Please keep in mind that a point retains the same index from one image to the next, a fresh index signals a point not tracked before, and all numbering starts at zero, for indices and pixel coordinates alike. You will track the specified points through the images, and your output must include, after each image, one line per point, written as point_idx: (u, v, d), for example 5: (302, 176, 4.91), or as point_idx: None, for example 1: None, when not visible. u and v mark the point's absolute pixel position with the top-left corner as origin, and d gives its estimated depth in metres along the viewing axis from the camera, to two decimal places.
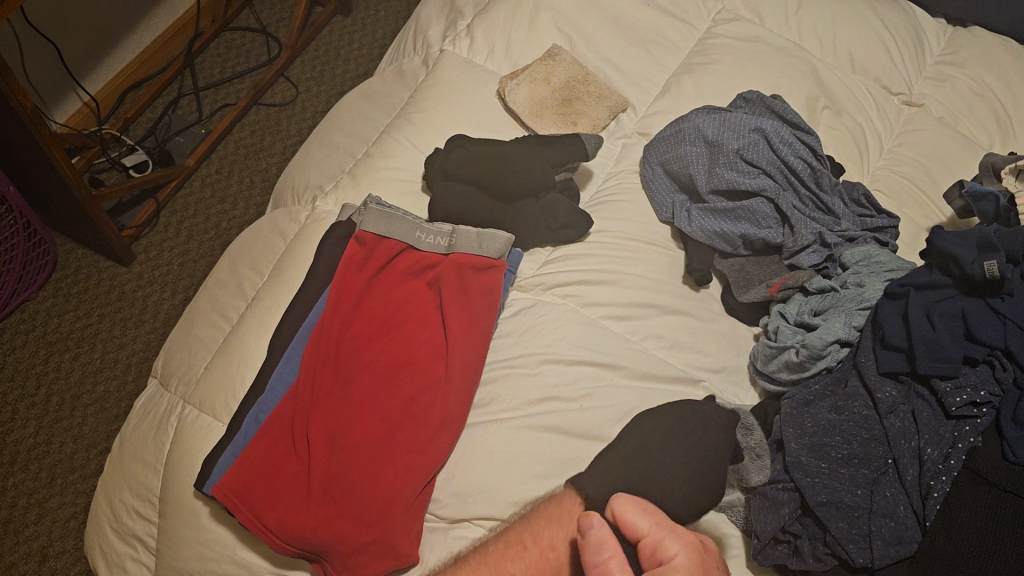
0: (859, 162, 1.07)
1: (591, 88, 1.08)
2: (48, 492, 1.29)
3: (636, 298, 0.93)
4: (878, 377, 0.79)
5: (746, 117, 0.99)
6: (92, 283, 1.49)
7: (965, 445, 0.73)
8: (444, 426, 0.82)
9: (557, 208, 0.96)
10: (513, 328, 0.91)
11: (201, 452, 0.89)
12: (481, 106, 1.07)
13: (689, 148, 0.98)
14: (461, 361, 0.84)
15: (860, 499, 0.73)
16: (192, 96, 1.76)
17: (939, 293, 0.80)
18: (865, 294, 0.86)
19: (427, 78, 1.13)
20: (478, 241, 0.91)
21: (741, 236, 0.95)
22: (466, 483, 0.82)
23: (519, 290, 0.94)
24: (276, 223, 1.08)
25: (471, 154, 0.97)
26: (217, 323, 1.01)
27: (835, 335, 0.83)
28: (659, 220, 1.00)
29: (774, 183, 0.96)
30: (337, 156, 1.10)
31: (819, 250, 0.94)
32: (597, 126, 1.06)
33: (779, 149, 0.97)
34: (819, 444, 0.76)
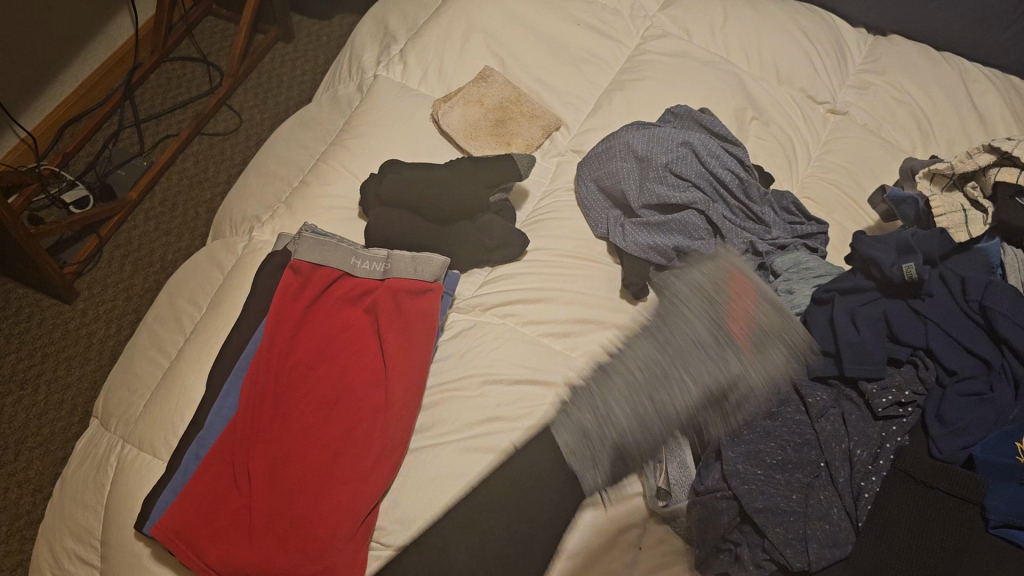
0: (788, 170, 1.09)
1: (524, 109, 1.10)
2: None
3: (577, 315, 0.94)
4: (809, 382, 0.81)
5: (674, 131, 1.00)
6: (34, 323, 1.47)
7: (892, 445, 0.75)
8: (387, 452, 0.82)
9: (493, 227, 0.97)
10: (454, 350, 0.92)
11: (142, 491, 0.88)
12: (416, 130, 1.08)
13: (620, 164, 0.99)
14: (401, 386, 0.84)
15: (795, 504, 0.74)
16: (133, 129, 1.75)
17: (863, 297, 0.82)
18: (794, 301, 0.90)
19: (361, 103, 1.13)
20: (414, 266, 0.91)
21: (674, 249, 0.96)
22: (412, 509, 0.82)
23: (458, 311, 0.95)
24: (214, 254, 1.07)
25: (404, 179, 0.97)
26: (156, 359, 1.00)
27: (768, 342, 0.86)
28: (595, 236, 1.01)
29: (704, 195, 0.98)
30: (274, 184, 1.10)
31: (751, 259, 0.97)
32: (532, 145, 1.07)
33: (707, 162, 0.99)
34: (755, 451, 0.78)
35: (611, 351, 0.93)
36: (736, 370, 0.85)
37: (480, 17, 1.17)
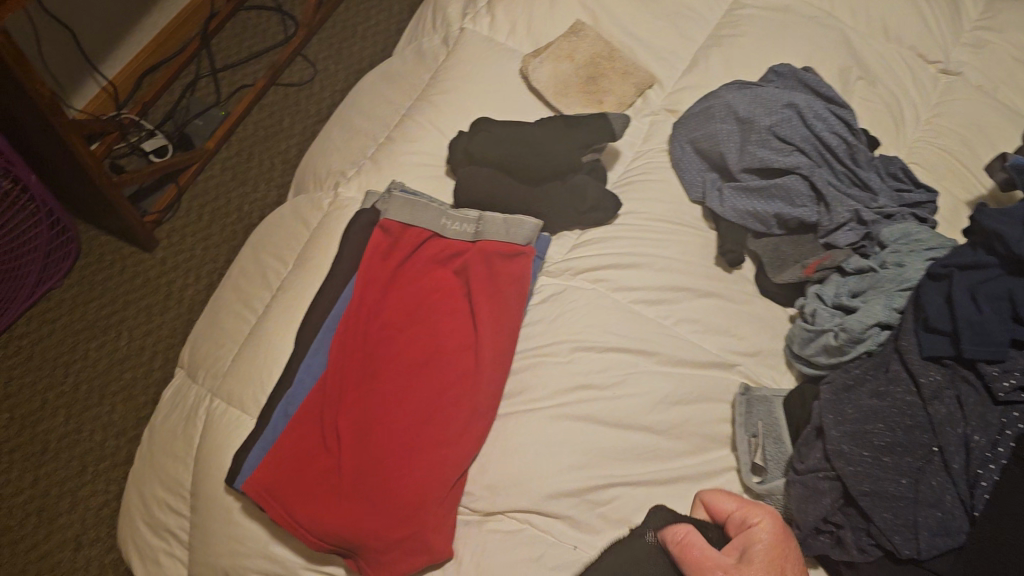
0: (895, 134, 1.03)
1: (616, 66, 1.06)
2: (79, 481, 1.29)
3: (668, 281, 0.93)
4: (922, 362, 0.76)
5: (778, 92, 0.95)
6: (116, 270, 1.49)
7: (1013, 432, 0.70)
8: (476, 416, 0.82)
9: (585, 189, 0.94)
10: (543, 315, 0.90)
11: (231, 446, 0.89)
12: (505, 86, 1.05)
13: (720, 126, 0.95)
14: (491, 351, 0.83)
15: (905, 489, 0.71)
16: (210, 78, 1.75)
17: (984, 273, 0.77)
18: (905, 274, 0.83)
19: (447, 58, 1.10)
20: (506, 228, 0.88)
21: (775, 216, 0.92)
22: (501, 475, 0.81)
23: (548, 275, 0.93)
24: (299, 210, 1.06)
25: (495, 137, 0.94)
26: (243, 314, 1.00)
27: (876, 317, 0.81)
28: (690, 200, 0.98)
29: (808, 160, 0.93)
30: (358, 140, 1.08)
31: (855, 228, 0.91)
32: (623, 103, 1.03)
33: (813, 125, 0.93)
34: (861, 432, 0.75)
35: (705, 321, 0.91)
36: (839, 345, 0.82)
37: None
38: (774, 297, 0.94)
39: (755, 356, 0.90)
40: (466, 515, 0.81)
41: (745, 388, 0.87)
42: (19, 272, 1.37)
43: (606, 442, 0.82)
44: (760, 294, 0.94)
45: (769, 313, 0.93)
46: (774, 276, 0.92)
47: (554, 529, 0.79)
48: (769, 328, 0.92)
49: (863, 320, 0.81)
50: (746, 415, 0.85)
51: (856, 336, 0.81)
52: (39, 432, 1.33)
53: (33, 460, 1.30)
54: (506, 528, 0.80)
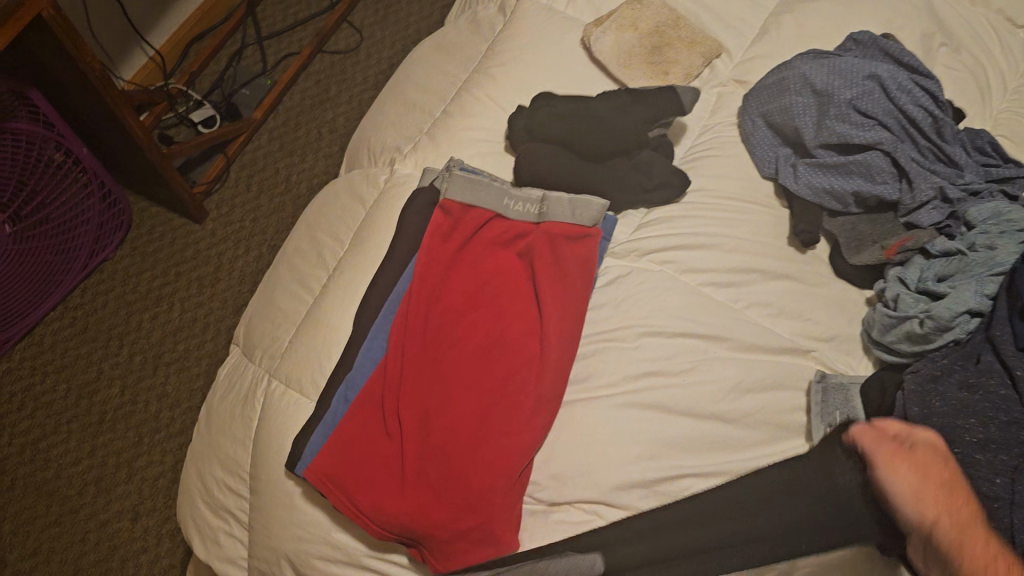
0: (981, 105, 0.97)
1: (682, 34, 1.01)
2: (137, 451, 1.30)
3: (739, 263, 0.89)
4: (1017, 352, 0.72)
5: (859, 62, 0.90)
6: (168, 242, 1.49)
7: None
8: (541, 404, 0.79)
9: (652, 166, 0.90)
10: (608, 298, 0.87)
11: (290, 429, 0.88)
12: (566, 58, 1.01)
13: (796, 99, 0.90)
14: (556, 337, 0.80)
15: (1000, 489, 0.67)
16: (256, 46, 1.73)
17: None
18: (997, 258, 0.79)
19: (505, 27, 1.06)
20: (571, 208, 0.84)
21: (853, 194, 0.87)
22: (567, 465, 0.79)
23: (613, 256, 0.89)
24: (354, 186, 1.04)
25: (558, 113, 0.91)
26: (298, 294, 0.99)
27: (965, 304, 0.76)
28: (761, 177, 0.93)
29: (891, 135, 0.87)
30: (414, 114, 1.06)
31: (939, 207, 0.86)
32: (690, 74, 0.99)
33: (896, 97, 0.88)
34: (951, 427, 0.71)
35: (778, 304, 0.87)
36: (924, 333, 0.77)
37: None
38: (850, 279, 0.89)
39: (830, 341, 0.86)
40: (531, 504, 0.79)
41: (822, 375, 0.83)
42: (74, 244, 1.37)
43: (676, 431, 0.79)
44: (835, 276, 0.90)
45: (846, 296, 0.89)
46: (852, 257, 0.88)
47: (623, 522, 0.77)
48: (846, 312, 0.88)
49: (951, 307, 0.77)
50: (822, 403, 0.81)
51: (943, 324, 0.77)
52: (96, 402, 1.33)
53: (91, 430, 1.31)
54: (573, 519, 0.78)
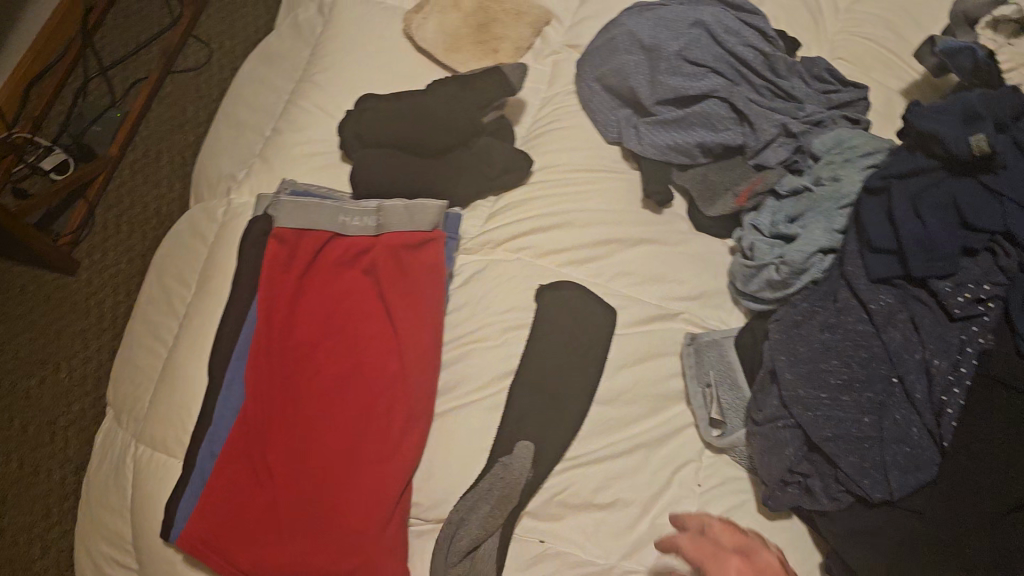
0: (815, 31, 0.96)
1: (507, 7, 0.96)
2: (46, 525, 1.18)
3: (597, 235, 0.86)
4: (870, 285, 0.71)
5: (682, 10, 0.87)
6: (40, 298, 1.35)
7: (975, 350, 0.65)
8: (410, 423, 0.76)
9: (492, 153, 0.86)
10: (468, 297, 0.83)
11: (161, 493, 0.83)
12: (390, 51, 0.95)
13: (626, 58, 0.86)
14: (414, 350, 0.77)
15: (868, 429, 0.67)
16: (99, 78, 1.56)
17: (923, 180, 0.70)
18: (841, 189, 0.77)
19: (325, 28, 1.00)
20: (408, 214, 0.80)
21: (698, 146, 0.85)
22: (450, 480, 0.76)
23: (466, 253, 0.86)
24: (195, 223, 0.98)
25: (384, 114, 0.86)
26: (154, 347, 0.93)
27: (816, 244, 0.75)
28: (608, 142, 0.91)
29: (724, 80, 0.85)
30: (246, 136, 1.00)
31: (785, 143, 0.85)
32: (521, 47, 0.95)
33: (724, 41, 0.85)
34: (817, 371, 0.70)
35: (642, 271, 0.85)
36: (783, 279, 0.76)
37: None
38: (712, 232, 0.88)
39: (699, 298, 0.85)
40: (419, 527, 0.76)
41: (692, 337, 0.82)
42: None
43: (555, 424, 0.77)
44: (698, 231, 0.88)
45: (711, 249, 0.87)
46: (707, 210, 0.85)
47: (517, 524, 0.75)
48: (712, 266, 0.86)
49: (803, 249, 0.75)
50: (697, 366, 0.80)
51: (798, 267, 0.75)
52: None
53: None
54: None
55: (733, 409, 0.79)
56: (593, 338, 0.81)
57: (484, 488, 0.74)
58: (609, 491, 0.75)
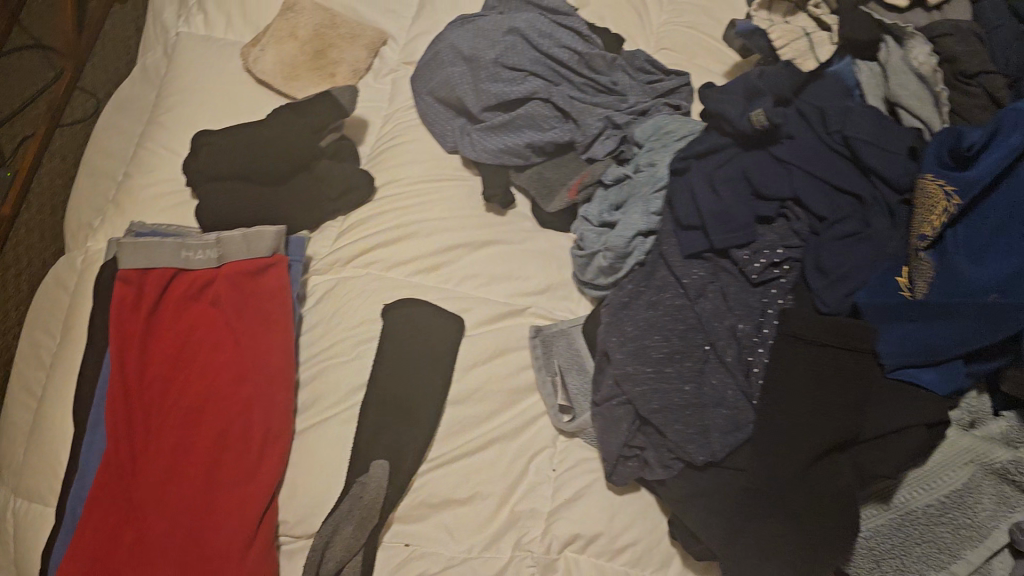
0: (639, 24, 1.00)
1: (342, 31, 0.99)
2: None
3: (442, 242, 0.89)
4: (683, 261, 0.75)
5: (497, 19, 0.91)
6: None
7: (775, 310, 0.70)
8: (269, 442, 0.78)
9: (331, 175, 0.89)
10: (321, 316, 0.86)
11: (38, 543, 0.84)
12: (231, 85, 0.97)
13: (451, 71, 0.89)
14: (266, 372, 0.79)
15: (688, 397, 0.69)
16: None
17: (719, 157, 0.75)
18: (657, 174, 0.81)
19: (169, 69, 1.02)
20: (246, 242, 0.83)
21: (527, 146, 0.88)
22: (313, 494, 0.78)
23: (317, 273, 0.89)
24: (58, 273, 0.98)
25: (222, 149, 0.88)
26: (26, 400, 0.94)
27: (635, 228, 0.79)
28: (447, 151, 0.94)
29: (543, 81, 0.89)
30: (102, 183, 1.01)
31: (612, 135, 0.89)
32: (358, 70, 0.97)
33: (539, 44, 0.89)
34: (641, 348, 0.72)
35: (488, 273, 0.88)
36: (610, 264, 0.79)
37: None
38: (557, 227, 0.92)
39: (546, 292, 0.88)
40: (289, 542, 0.78)
41: (537, 330, 0.85)
42: None
43: (410, 429, 0.80)
44: (542, 227, 0.92)
45: (554, 244, 0.91)
46: (548, 207, 0.88)
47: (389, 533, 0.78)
48: (556, 259, 0.90)
49: (624, 234, 0.79)
50: (544, 356, 0.84)
51: (622, 252, 0.78)
52: None
53: None
54: None
55: (580, 395, 0.82)
56: (436, 344, 0.83)
57: (346, 511, 0.76)
58: (467, 486, 0.78)
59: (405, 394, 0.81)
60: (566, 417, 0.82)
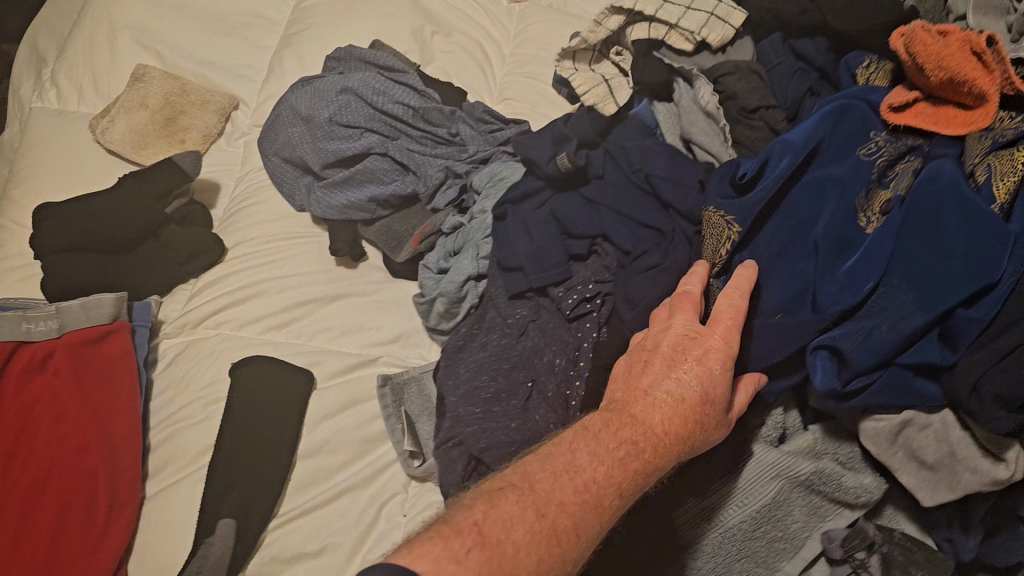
0: (481, 77, 1.04)
1: (191, 98, 1.01)
2: None
3: (292, 298, 0.91)
4: (509, 302, 0.77)
5: (333, 79, 0.94)
6: None
7: (589, 344, 0.72)
8: (115, 510, 0.78)
9: (177, 241, 0.91)
10: (170, 380, 0.87)
11: None
12: (81, 156, 0.98)
13: (291, 131, 0.92)
14: (112, 440, 0.80)
15: (514, 433, 0.71)
16: None
17: (535, 200, 0.78)
18: (485, 221, 0.84)
19: (21, 144, 1.02)
20: (85, 311, 0.83)
21: (369, 200, 0.91)
22: (160, 558, 0.78)
23: (168, 336, 0.90)
24: None
25: (64, 219, 0.89)
26: None
27: (465, 273, 0.81)
28: (296, 210, 0.96)
29: (380, 136, 0.92)
30: None
31: (453, 184, 0.92)
32: (208, 135, 0.99)
33: (373, 101, 0.92)
34: (470, 389, 0.74)
35: (339, 325, 0.90)
36: (447, 309, 0.82)
37: (120, 14, 1.06)
38: (407, 276, 0.94)
39: (397, 340, 0.90)
40: None
41: (386, 378, 0.86)
42: None
43: (257, 484, 0.80)
44: (394, 277, 0.94)
45: (405, 293, 0.93)
46: (398, 256, 0.91)
47: None
48: (406, 308, 0.92)
49: (455, 279, 0.81)
50: (393, 403, 0.85)
51: (454, 297, 0.81)
52: None
53: None
54: None
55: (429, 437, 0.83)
56: (283, 402, 0.83)
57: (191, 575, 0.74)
58: (317, 538, 0.78)
59: (252, 449, 0.81)
60: (416, 463, 0.83)
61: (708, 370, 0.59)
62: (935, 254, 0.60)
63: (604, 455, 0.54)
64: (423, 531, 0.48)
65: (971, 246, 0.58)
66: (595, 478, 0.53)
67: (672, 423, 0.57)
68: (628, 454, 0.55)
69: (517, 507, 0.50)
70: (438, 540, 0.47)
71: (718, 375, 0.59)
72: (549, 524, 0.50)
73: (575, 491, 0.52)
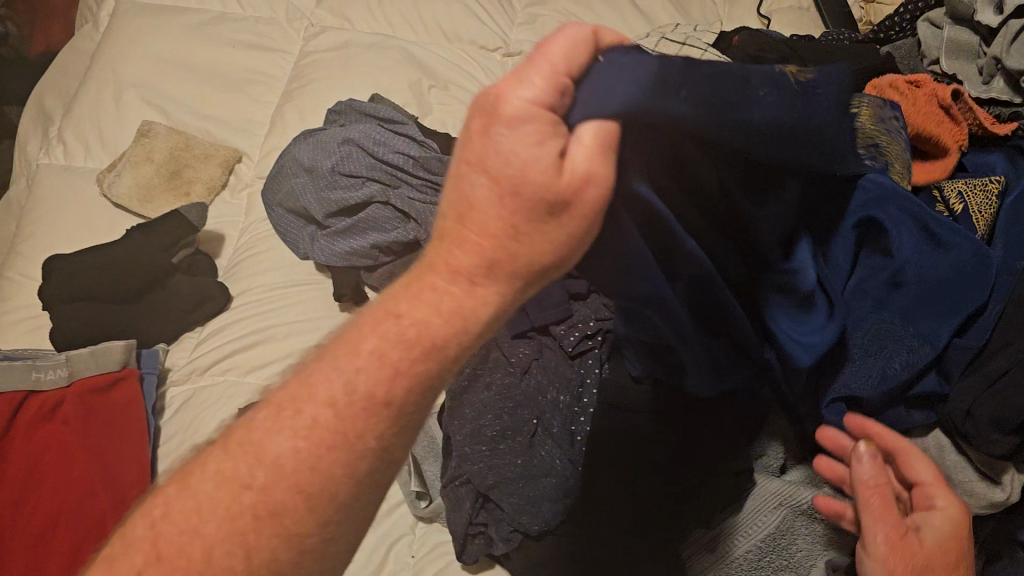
0: None
1: (196, 152, 1.04)
2: None
3: (295, 342, 0.91)
4: (510, 341, 0.78)
5: (335, 131, 0.96)
6: None
7: (590, 381, 0.74)
8: None
9: (183, 290, 0.93)
10: (178, 426, 0.87)
11: None
12: (89, 209, 1.01)
13: (294, 181, 0.95)
14: (119, 486, 0.81)
15: (519, 469, 0.72)
16: None
17: None
18: None
19: (29, 199, 1.05)
20: (95, 359, 0.85)
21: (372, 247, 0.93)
22: None
23: (174, 384, 0.91)
24: None
25: (72, 271, 0.91)
26: None
27: None
28: (299, 258, 0.98)
29: (380, 185, 0.93)
30: None
31: None
32: (213, 188, 1.02)
33: (373, 151, 0.94)
34: (476, 429, 0.74)
35: None
36: None
37: (127, 73, 1.10)
38: None
39: None
40: None
41: None
42: None
43: None
44: None
45: None
46: None
47: None
48: None
49: None
50: None
51: None
52: None
53: None
54: None
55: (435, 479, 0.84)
56: None
57: None
58: None
59: None
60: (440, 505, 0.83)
61: (529, 149, 0.40)
62: (938, 280, 0.64)
63: (377, 357, 0.43)
64: (139, 518, 0.44)
65: (960, 275, 0.64)
66: (335, 405, 0.43)
67: (492, 218, 0.41)
68: (397, 350, 0.43)
69: (211, 483, 0.43)
70: (149, 538, 0.42)
71: (532, 147, 0.40)
72: (251, 497, 0.42)
73: (294, 433, 0.43)
